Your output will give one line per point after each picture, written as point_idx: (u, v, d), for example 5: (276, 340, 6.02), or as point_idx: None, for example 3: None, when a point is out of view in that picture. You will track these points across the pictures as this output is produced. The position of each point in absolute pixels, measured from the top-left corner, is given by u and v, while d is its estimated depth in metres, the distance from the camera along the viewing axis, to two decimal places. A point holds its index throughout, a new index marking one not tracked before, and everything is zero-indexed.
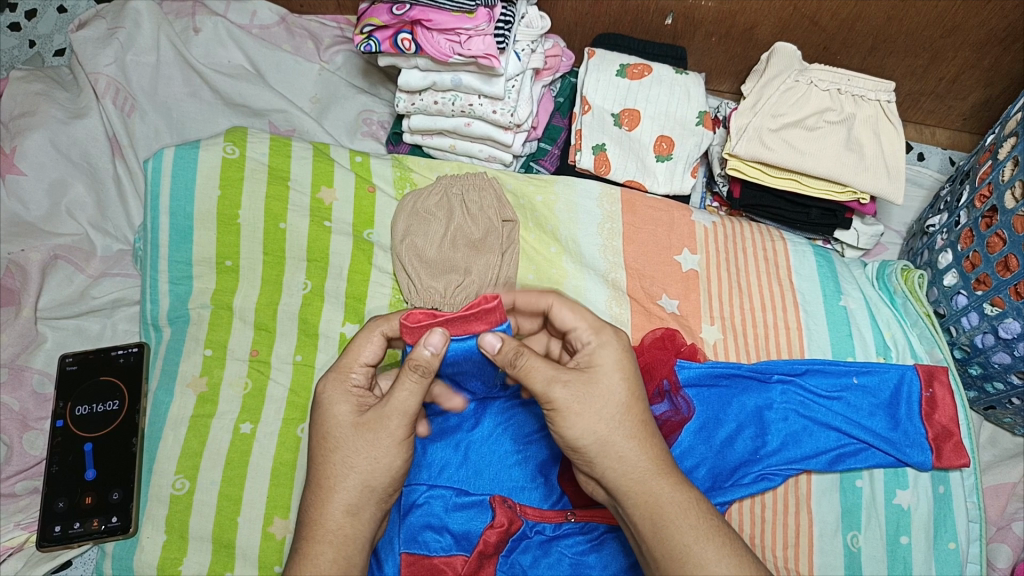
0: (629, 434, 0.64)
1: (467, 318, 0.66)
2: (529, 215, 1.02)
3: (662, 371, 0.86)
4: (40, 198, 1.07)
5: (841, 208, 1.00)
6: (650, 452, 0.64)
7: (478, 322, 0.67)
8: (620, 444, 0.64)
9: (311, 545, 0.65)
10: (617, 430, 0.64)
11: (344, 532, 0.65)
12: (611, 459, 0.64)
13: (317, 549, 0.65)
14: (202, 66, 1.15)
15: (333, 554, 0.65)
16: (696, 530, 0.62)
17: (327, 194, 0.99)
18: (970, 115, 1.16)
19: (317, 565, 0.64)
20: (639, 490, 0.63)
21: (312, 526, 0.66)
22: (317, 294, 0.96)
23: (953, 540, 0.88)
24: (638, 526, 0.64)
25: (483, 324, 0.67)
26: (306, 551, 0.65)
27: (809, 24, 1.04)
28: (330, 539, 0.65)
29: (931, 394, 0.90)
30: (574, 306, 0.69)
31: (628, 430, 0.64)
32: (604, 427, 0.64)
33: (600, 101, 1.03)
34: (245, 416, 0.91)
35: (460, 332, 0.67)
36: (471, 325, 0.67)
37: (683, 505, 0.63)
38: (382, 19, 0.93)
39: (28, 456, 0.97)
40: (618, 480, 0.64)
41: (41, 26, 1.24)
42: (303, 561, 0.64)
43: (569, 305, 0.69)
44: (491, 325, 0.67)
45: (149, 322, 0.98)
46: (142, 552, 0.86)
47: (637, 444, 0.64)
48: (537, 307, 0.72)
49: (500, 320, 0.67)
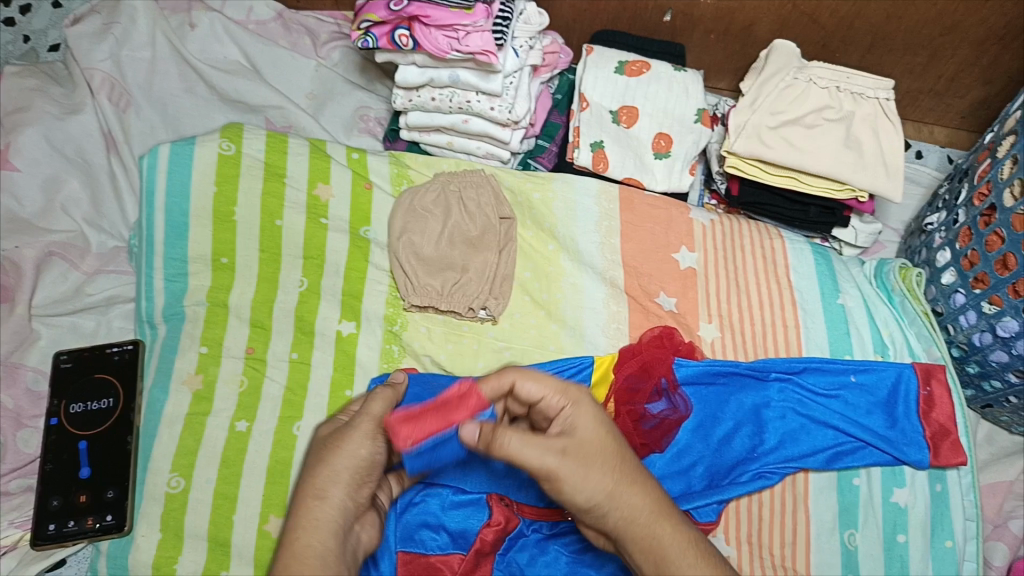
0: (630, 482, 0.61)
1: (447, 407, 0.67)
2: (527, 213, 1.01)
3: (660, 369, 0.89)
4: (34, 195, 1.06)
5: (840, 206, 1.00)
6: (653, 495, 0.62)
7: (458, 409, 0.66)
8: (626, 492, 0.61)
9: (296, 535, 0.63)
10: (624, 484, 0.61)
11: (329, 530, 0.63)
12: (619, 508, 0.61)
13: (295, 535, 0.63)
14: (197, 61, 1.14)
15: (311, 539, 0.62)
16: (694, 568, 0.60)
17: (323, 191, 0.99)
18: (968, 113, 1.16)
19: (298, 553, 0.62)
20: (640, 532, 0.61)
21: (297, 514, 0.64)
22: (313, 291, 0.96)
23: (950, 538, 0.87)
24: (640, 567, 0.61)
25: (465, 410, 0.66)
26: (289, 545, 0.62)
27: (808, 22, 1.04)
28: (307, 524, 0.63)
29: (928, 392, 0.90)
30: (536, 375, 0.66)
31: (629, 476, 0.61)
32: (610, 480, 0.60)
33: (598, 97, 1.02)
34: (241, 414, 0.91)
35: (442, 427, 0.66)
36: (451, 414, 0.66)
37: (681, 544, 0.61)
38: (379, 15, 0.92)
39: (22, 454, 0.97)
40: (624, 526, 0.61)
41: (35, 21, 1.22)
42: (288, 550, 0.62)
43: (533, 375, 0.66)
44: (473, 413, 0.66)
45: (144, 320, 0.97)
46: (136, 551, 0.86)
47: (639, 488, 0.61)
48: (500, 390, 0.67)
49: (480, 409, 0.67)
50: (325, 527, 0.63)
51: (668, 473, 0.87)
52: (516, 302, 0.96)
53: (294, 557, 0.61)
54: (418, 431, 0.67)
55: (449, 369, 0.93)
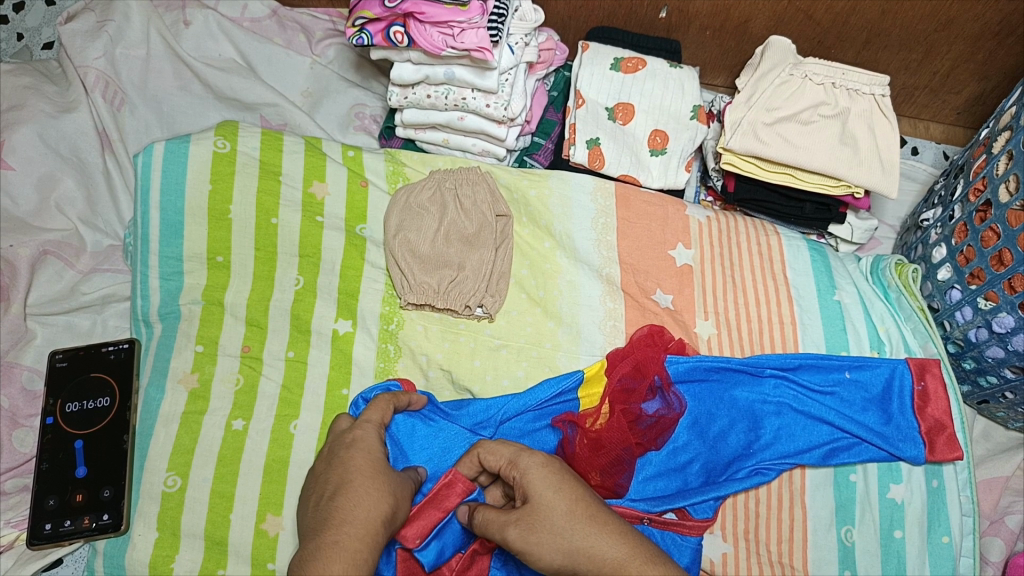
0: (586, 534, 0.63)
1: (440, 499, 0.74)
2: (523, 210, 1.01)
3: (653, 368, 0.88)
4: (29, 193, 1.06)
5: (835, 203, 0.99)
6: (616, 539, 0.63)
7: (450, 496, 0.74)
8: (586, 544, 0.63)
9: (351, 541, 0.63)
10: (582, 541, 0.63)
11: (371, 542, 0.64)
12: (583, 564, 0.63)
13: None
14: (192, 60, 1.14)
15: (367, 554, 0.63)
16: None
17: (319, 189, 0.99)
18: (964, 109, 1.16)
19: (352, 559, 0.62)
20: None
21: (355, 522, 0.64)
22: (309, 290, 0.96)
23: (946, 533, 0.87)
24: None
25: (456, 496, 0.74)
26: (337, 546, 0.63)
27: (804, 18, 1.03)
28: (367, 537, 0.64)
29: (923, 387, 0.90)
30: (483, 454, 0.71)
31: (586, 526, 0.64)
32: (563, 542, 0.63)
33: (594, 95, 1.03)
34: (237, 413, 0.90)
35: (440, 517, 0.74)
36: (446, 503, 0.74)
37: None
38: (374, 12, 0.92)
39: (18, 453, 0.96)
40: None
41: (28, 19, 1.22)
42: (342, 555, 0.62)
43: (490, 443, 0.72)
44: (464, 495, 0.75)
45: (139, 318, 0.97)
46: (134, 550, 0.85)
47: (601, 532, 0.63)
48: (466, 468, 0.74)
49: (470, 488, 0.75)
50: (379, 546, 0.65)
51: (664, 472, 0.87)
52: (513, 300, 0.96)
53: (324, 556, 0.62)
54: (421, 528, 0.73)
55: (446, 368, 0.93)
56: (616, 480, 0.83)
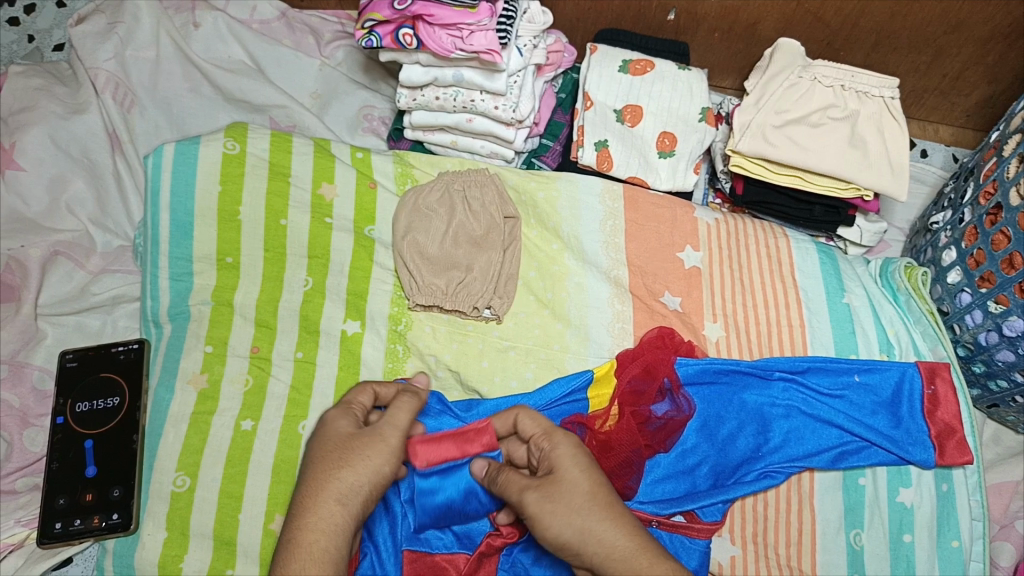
0: (600, 520, 0.64)
1: (464, 439, 0.77)
2: (531, 211, 1.01)
3: (662, 370, 0.88)
4: (40, 195, 1.07)
5: (845, 205, 0.99)
6: (627, 529, 0.64)
7: (472, 443, 0.77)
8: (597, 528, 0.64)
9: (308, 535, 0.65)
10: (591, 524, 0.64)
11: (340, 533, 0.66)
12: (591, 546, 0.64)
13: (311, 538, 0.65)
14: (201, 61, 1.14)
15: (328, 543, 0.65)
16: None
17: (328, 190, 0.99)
18: (973, 111, 1.16)
19: (311, 553, 0.64)
20: (622, 569, 0.63)
21: (309, 515, 0.66)
22: (318, 291, 0.96)
23: (956, 538, 0.87)
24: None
25: (479, 444, 0.77)
26: (292, 544, 0.65)
27: (813, 20, 1.03)
28: (323, 529, 0.65)
29: (933, 391, 0.90)
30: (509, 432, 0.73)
31: (596, 513, 0.65)
32: (575, 522, 0.64)
33: (602, 97, 1.03)
34: (246, 413, 0.91)
35: (456, 451, 0.77)
36: (467, 445, 0.77)
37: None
38: (383, 14, 0.92)
39: (29, 453, 0.97)
40: (604, 562, 0.63)
41: (40, 22, 1.23)
42: (299, 552, 0.64)
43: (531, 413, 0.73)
44: (485, 448, 0.77)
45: (149, 319, 0.97)
46: (143, 550, 0.86)
47: (611, 522, 0.64)
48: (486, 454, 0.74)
49: (493, 445, 0.77)
50: (342, 533, 0.66)
51: (671, 474, 0.87)
52: (521, 302, 0.96)
53: (293, 551, 0.64)
54: (433, 454, 0.78)
55: (454, 369, 0.93)
56: (626, 482, 0.83)
